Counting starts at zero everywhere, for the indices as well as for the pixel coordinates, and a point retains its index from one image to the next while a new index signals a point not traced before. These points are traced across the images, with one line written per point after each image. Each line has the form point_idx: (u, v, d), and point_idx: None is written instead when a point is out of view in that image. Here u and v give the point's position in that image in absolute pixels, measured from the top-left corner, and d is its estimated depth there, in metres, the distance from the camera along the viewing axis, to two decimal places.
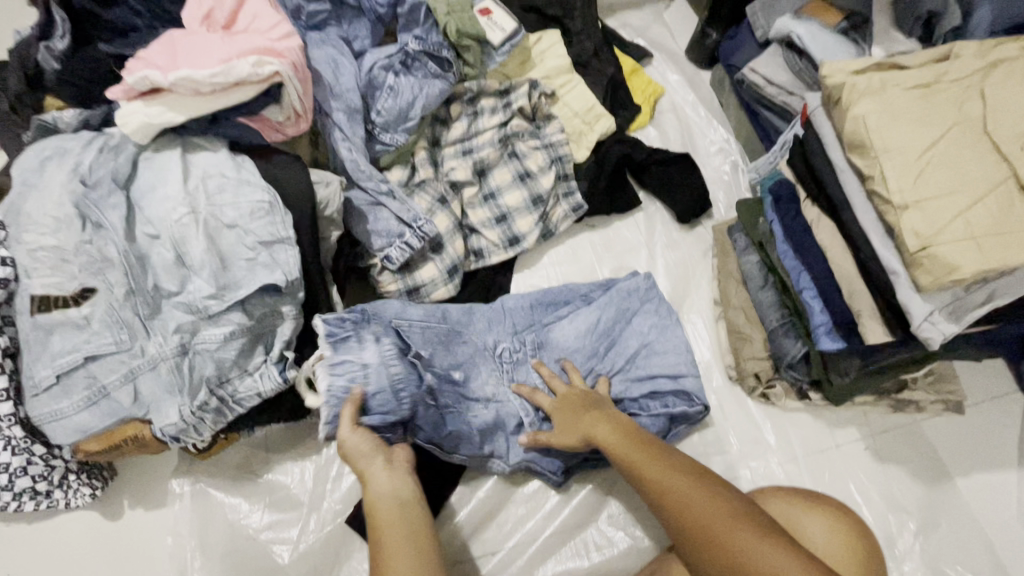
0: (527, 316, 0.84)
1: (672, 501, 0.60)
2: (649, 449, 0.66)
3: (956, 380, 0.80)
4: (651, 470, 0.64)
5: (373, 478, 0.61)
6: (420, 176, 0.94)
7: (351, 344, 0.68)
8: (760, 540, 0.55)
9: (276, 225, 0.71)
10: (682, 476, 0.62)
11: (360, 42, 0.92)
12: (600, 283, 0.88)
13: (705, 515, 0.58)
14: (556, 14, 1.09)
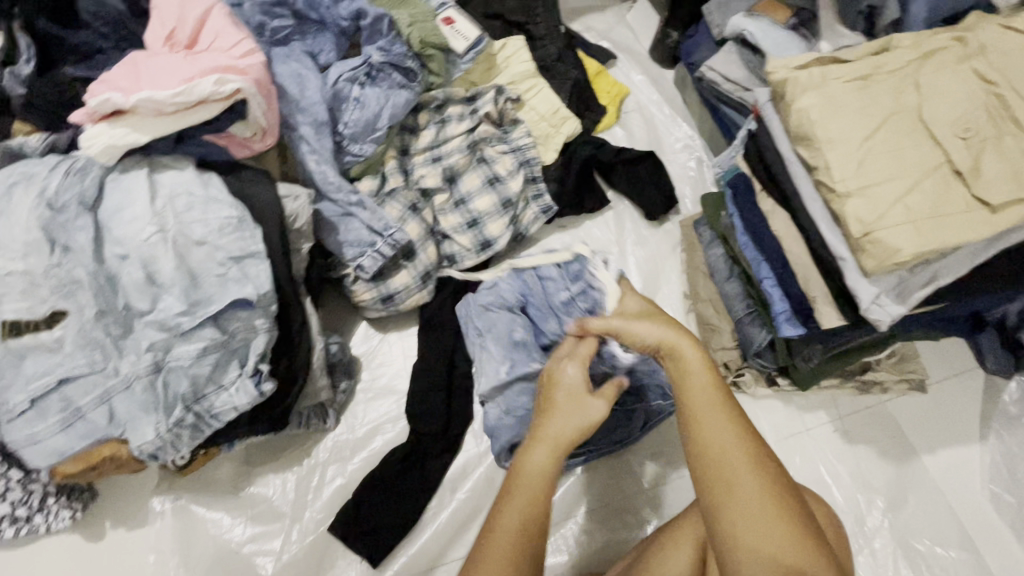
0: (501, 316, 0.80)
1: (727, 477, 0.50)
2: (723, 402, 0.54)
3: (918, 360, 0.82)
4: (713, 430, 0.52)
5: (550, 442, 0.56)
6: (391, 185, 0.94)
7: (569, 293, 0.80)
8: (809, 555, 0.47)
9: (246, 240, 0.72)
10: (747, 457, 0.51)
11: (325, 56, 0.94)
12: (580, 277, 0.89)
13: (759, 511, 0.48)
14: (519, 20, 1.11)
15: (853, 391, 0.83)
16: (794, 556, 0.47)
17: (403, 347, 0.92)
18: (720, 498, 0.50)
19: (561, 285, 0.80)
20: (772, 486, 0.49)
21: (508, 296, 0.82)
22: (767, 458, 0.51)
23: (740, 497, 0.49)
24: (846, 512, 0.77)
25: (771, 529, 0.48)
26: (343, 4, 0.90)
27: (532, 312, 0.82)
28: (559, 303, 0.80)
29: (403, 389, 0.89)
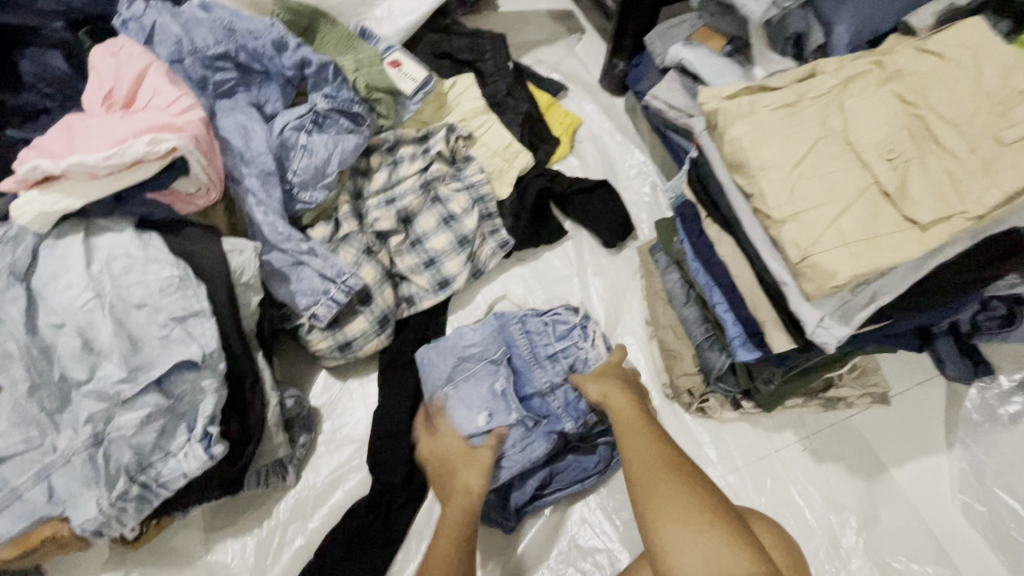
0: (482, 368, 0.82)
1: (645, 477, 0.61)
2: (644, 427, 0.68)
3: (878, 373, 0.82)
4: (634, 443, 0.66)
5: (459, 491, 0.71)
6: (344, 231, 0.93)
7: (548, 347, 0.84)
8: (726, 537, 0.53)
9: (189, 299, 0.70)
10: (660, 460, 0.62)
11: (271, 105, 0.94)
12: (550, 329, 0.86)
13: (673, 499, 0.57)
14: (467, 59, 1.13)
15: (818, 408, 0.82)
16: (711, 536, 0.54)
17: (364, 395, 0.90)
18: (642, 492, 0.60)
19: (547, 338, 0.85)
20: (685, 483, 0.59)
21: (491, 348, 0.83)
22: (684, 465, 0.62)
23: (657, 489, 0.59)
24: (819, 533, 0.76)
25: (686, 515, 0.55)
26: (287, 54, 0.91)
27: (516, 364, 0.83)
28: (544, 355, 0.84)
29: (365, 437, 0.87)
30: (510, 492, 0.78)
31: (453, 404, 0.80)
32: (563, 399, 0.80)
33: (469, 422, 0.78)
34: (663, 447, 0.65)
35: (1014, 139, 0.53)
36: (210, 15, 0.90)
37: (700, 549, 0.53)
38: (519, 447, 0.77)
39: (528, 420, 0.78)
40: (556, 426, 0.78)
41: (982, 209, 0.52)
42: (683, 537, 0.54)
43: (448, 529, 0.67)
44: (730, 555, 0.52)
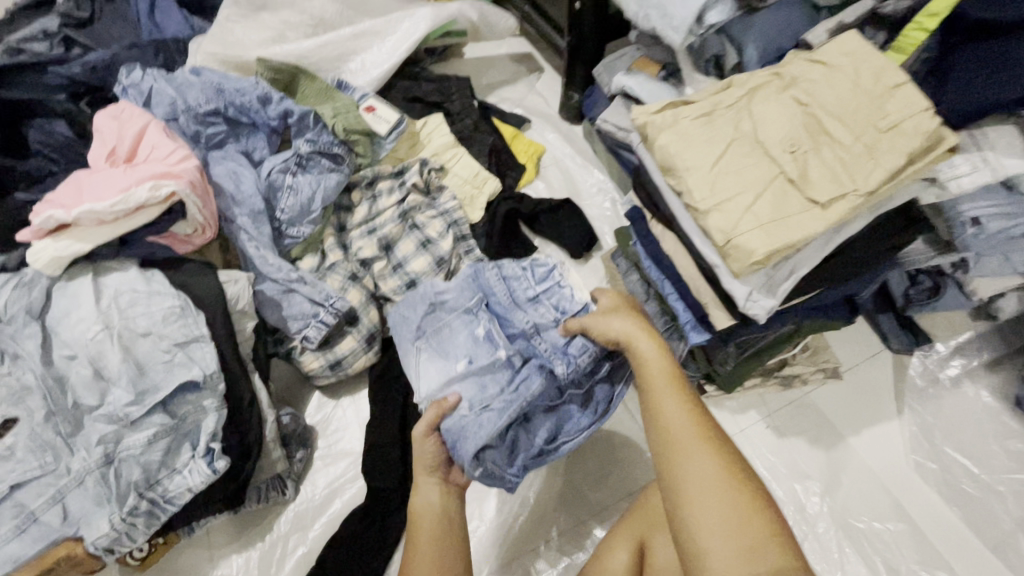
0: (456, 317, 0.73)
1: (681, 455, 0.50)
2: (680, 385, 0.56)
3: (829, 350, 0.89)
4: (664, 405, 0.54)
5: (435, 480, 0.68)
6: (331, 260, 1.01)
7: (528, 290, 0.73)
8: (773, 535, 0.45)
9: (189, 325, 0.77)
10: (701, 431, 0.51)
11: (258, 153, 1.04)
12: (529, 275, 0.74)
13: (717, 489, 0.47)
14: (436, 100, 1.25)
15: (777, 387, 0.89)
16: (755, 534, 0.45)
17: (356, 411, 0.96)
18: (677, 472, 0.49)
19: (527, 282, 0.73)
20: (730, 466, 0.49)
21: (464, 295, 0.74)
22: (726, 442, 0.51)
23: (696, 473, 0.49)
24: (786, 501, 0.81)
25: (725, 501, 0.47)
26: (272, 106, 1.01)
27: (495, 310, 0.73)
28: (524, 299, 0.73)
29: (359, 449, 0.93)
30: (512, 447, 0.69)
31: (429, 355, 0.72)
32: (550, 341, 0.69)
33: (453, 370, 0.70)
34: (702, 413, 0.53)
35: (889, 126, 0.62)
36: (200, 78, 1.02)
37: (738, 539, 0.45)
38: (508, 391, 0.68)
39: (514, 358, 0.70)
40: (545, 364, 0.68)
41: (869, 186, 0.61)
42: (726, 535, 0.45)
43: (429, 523, 0.65)
44: (771, 548, 0.45)
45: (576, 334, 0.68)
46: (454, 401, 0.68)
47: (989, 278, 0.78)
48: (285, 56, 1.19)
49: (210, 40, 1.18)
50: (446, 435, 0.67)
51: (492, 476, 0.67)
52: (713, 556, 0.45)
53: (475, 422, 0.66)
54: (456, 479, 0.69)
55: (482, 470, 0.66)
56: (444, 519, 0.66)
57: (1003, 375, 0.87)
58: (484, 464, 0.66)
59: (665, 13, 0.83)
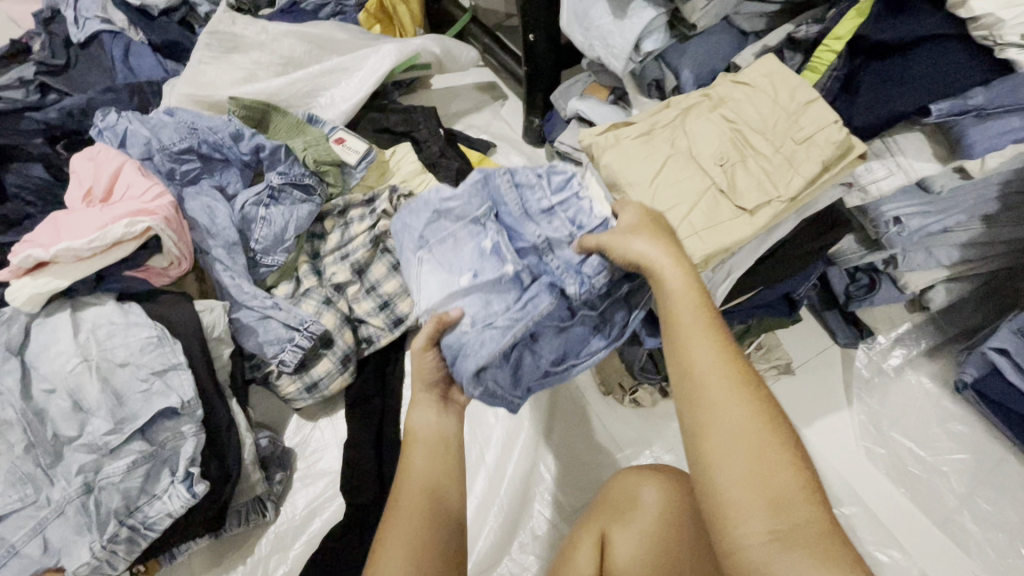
0: (463, 227, 0.68)
1: (710, 403, 0.48)
2: (711, 323, 0.53)
3: (781, 347, 0.95)
4: (694, 345, 0.51)
5: (433, 401, 0.69)
6: (305, 286, 1.05)
7: (541, 202, 0.69)
8: (799, 485, 0.45)
9: (166, 354, 0.80)
10: (730, 377, 0.49)
11: (232, 187, 1.09)
12: (546, 186, 0.70)
13: (744, 437, 0.46)
14: (404, 130, 1.31)
15: None
16: (782, 486, 0.45)
17: (334, 430, 0.99)
18: (703, 418, 0.48)
19: (542, 192, 0.70)
20: (758, 415, 0.48)
21: (472, 201, 0.68)
22: (759, 387, 0.49)
23: (723, 422, 0.48)
24: None
25: (755, 452, 0.46)
26: (244, 142, 1.07)
27: (504, 221, 0.68)
28: (537, 211, 0.69)
29: (337, 468, 0.96)
30: (516, 369, 0.67)
31: (430, 266, 0.68)
32: (563, 259, 0.66)
33: (456, 283, 0.66)
34: (734, 355, 0.51)
35: (804, 138, 0.69)
36: (174, 118, 1.07)
37: (764, 493, 0.45)
38: (517, 308, 0.64)
39: (523, 274, 0.66)
40: (558, 283, 0.65)
41: (790, 192, 0.68)
42: (750, 486, 0.45)
43: (424, 440, 0.66)
44: (797, 503, 0.45)
45: (593, 253, 0.65)
46: (456, 316, 0.64)
47: (916, 272, 0.85)
48: (255, 94, 1.25)
49: (184, 82, 1.25)
50: (445, 350, 0.65)
51: (492, 396, 0.65)
52: (735, 506, 0.45)
53: (478, 339, 0.62)
54: (457, 396, 0.71)
55: (483, 389, 0.64)
56: (442, 434, 0.67)
57: (943, 362, 0.94)
58: (485, 383, 0.64)
59: (606, 42, 0.89)
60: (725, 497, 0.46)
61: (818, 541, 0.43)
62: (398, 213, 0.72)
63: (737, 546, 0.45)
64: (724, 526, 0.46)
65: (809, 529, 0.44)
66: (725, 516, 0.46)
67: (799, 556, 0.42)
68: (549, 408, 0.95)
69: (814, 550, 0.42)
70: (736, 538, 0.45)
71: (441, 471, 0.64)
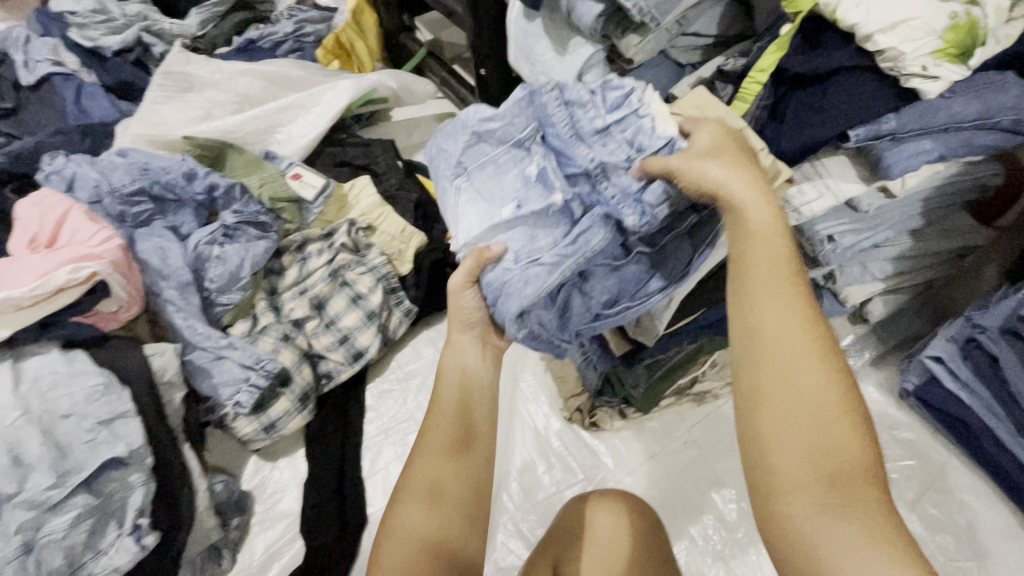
0: (505, 153, 0.67)
1: (778, 365, 0.48)
2: (792, 285, 0.51)
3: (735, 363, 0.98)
4: (771, 306, 0.50)
5: (462, 350, 0.68)
6: (262, 323, 1.05)
7: (597, 121, 0.64)
8: (861, 459, 0.46)
9: (114, 402, 0.79)
10: (808, 347, 0.49)
11: (185, 227, 1.08)
12: (604, 104, 0.65)
13: (814, 405, 0.47)
14: (363, 163, 1.33)
15: (691, 404, 0.97)
16: (843, 458, 0.46)
17: (293, 470, 0.97)
18: (767, 378, 0.48)
19: (595, 112, 0.65)
20: (830, 386, 0.47)
21: (518, 126, 0.67)
22: (835, 358, 0.49)
23: (791, 387, 0.48)
24: (707, 512, 0.88)
25: (817, 420, 0.46)
26: (197, 182, 1.06)
27: (553, 146, 0.66)
28: (590, 133, 0.64)
29: (296, 510, 0.93)
30: (566, 309, 0.65)
31: (469, 196, 0.67)
32: (619, 187, 0.61)
33: (499, 215, 0.65)
34: (811, 323, 0.50)
35: None
36: (127, 160, 1.08)
37: (816, 463, 0.45)
38: (568, 241, 0.61)
39: (573, 204, 0.63)
40: (616, 214, 0.60)
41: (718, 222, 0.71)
42: (809, 454, 0.46)
43: (447, 398, 0.65)
44: (852, 478, 0.45)
45: (658, 178, 0.59)
46: (499, 252, 0.64)
47: (855, 286, 0.89)
48: (210, 132, 1.26)
49: (137, 122, 1.24)
50: (486, 290, 0.64)
51: (535, 336, 0.64)
52: (789, 470, 0.46)
53: (522, 278, 0.61)
54: (494, 341, 0.70)
55: (526, 331, 0.63)
56: (469, 385, 0.67)
57: (887, 372, 0.98)
58: (529, 326, 0.63)
59: (549, 76, 0.94)
60: (781, 457, 0.46)
61: (865, 515, 0.44)
62: (433, 139, 0.72)
63: (784, 507, 0.46)
64: (776, 487, 0.46)
65: (864, 505, 0.44)
66: (777, 478, 0.46)
67: (850, 530, 0.44)
68: (510, 436, 0.96)
69: (860, 525, 0.44)
70: (785, 499, 0.46)
71: (449, 454, 0.63)
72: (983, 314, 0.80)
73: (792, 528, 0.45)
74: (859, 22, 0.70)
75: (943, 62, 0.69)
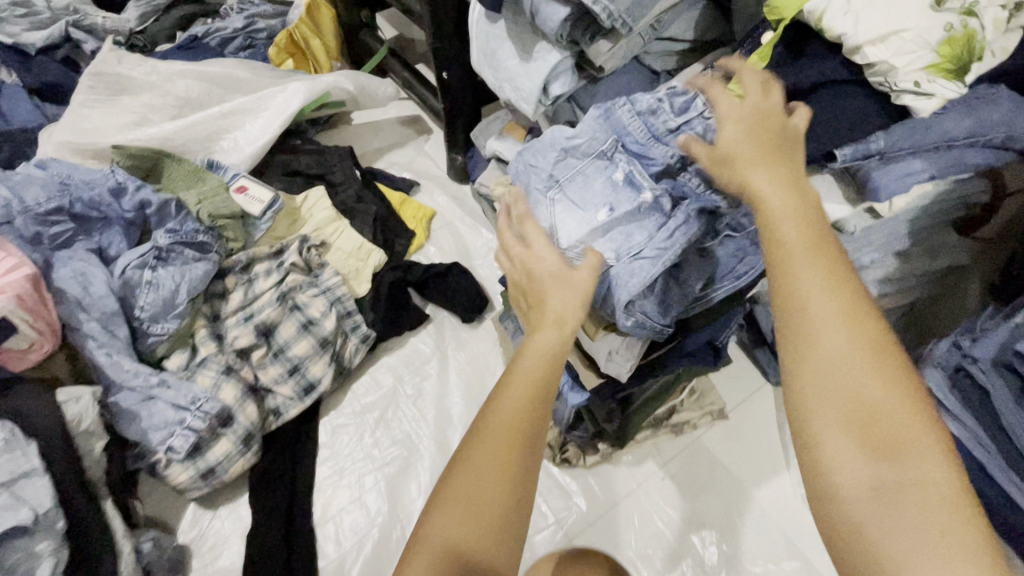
0: (591, 164, 0.67)
1: (813, 340, 0.42)
2: (824, 252, 0.45)
3: (713, 392, 0.93)
4: (803, 277, 0.44)
5: (553, 323, 0.55)
6: (201, 355, 0.95)
7: (669, 123, 0.66)
8: (924, 435, 0.39)
9: (18, 459, 0.69)
10: (848, 313, 0.42)
11: (115, 247, 0.97)
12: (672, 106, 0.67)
13: (856, 380, 0.40)
14: (318, 172, 1.23)
15: (669, 435, 0.91)
16: (896, 436, 0.39)
17: (235, 520, 0.88)
18: (805, 358, 0.42)
19: (666, 114, 0.66)
20: (872, 351, 0.42)
21: (598, 139, 0.67)
22: (879, 329, 0.43)
23: (826, 358, 0.42)
24: (686, 556, 0.83)
25: (863, 398, 0.40)
26: (126, 199, 0.97)
27: (632, 152, 0.67)
28: (663, 132, 0.66)
29: (239, 565, 0.85)
30: (670, 293, 0.64)
31: (564, 206, 0.66)
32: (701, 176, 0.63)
33: (593, 219, 0.64)
34: (850, 285, 0.44)
35: None
36: (47, 172, 0.99)
37: (865, 446, 0.39)
38: (663, 230, 0.61)
39: (662, 200, 0.63)
40: (704, 198, 0.61)
41: None
42: (855, 432, 0.40)
43: (520, 383, 0.50)
44: (916, 461, 0.38)
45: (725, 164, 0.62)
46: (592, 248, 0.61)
47: None
48: (145, 140, 1.14)
49: (63, 128, 1.12)
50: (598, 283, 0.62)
51: (646, 326, 0.63)
52: (833, 450, 0.40)
53: (628, 270, 0.60)
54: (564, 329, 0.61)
55: (633, 321, 0.62)
56: (547, 373, 0.51)
57: None
58: (636, 314, 0.62)
59: (514, 85, 0.86)
60: (823, 438, 0.41)
61: (939, 503, 0.37)
62: (519, 156, 0.71)
63: (831, 494, 0.40)
64: (820, 473, 0.40)
65: (927, 488, 0.37)
66: (819, 461, 0.40)
67: (917, 520, 0.37)
68: None
69: (931, 517, 0.37)
70: (833, 487, 0.40)
71: (502, 460, 0.46)
72: (971, 343, 0.76)
73: (842, 520, 0.39)
74: (848, 32, 0.63)
75: (937, 78, 0.63)
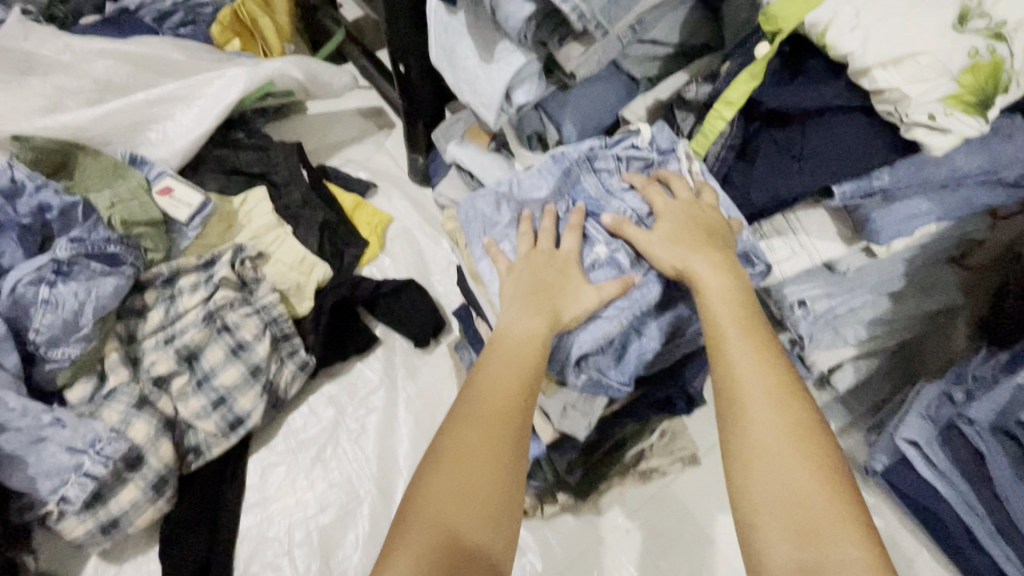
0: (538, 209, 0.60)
1: (744, 417, 0.43)
2: (757, 334, 0.46)
3: (686, 434, 0.85)
4: (734, 358, 0.45)
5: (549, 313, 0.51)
6: (110, 384, 0.82)
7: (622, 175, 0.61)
8: (845, 516, 0.38)
9: None
10: (774, 392, 0.43)
11: (9, 257, 0.84)
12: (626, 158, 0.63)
13: (782, 461, 0.40)
14: (260, 170, 1.09)
15: (638, 482, 0.83)
16: (818, 519, 0.38)
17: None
18: (737, 437, 0.42)
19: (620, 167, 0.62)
20: (802, 431, 0.41)
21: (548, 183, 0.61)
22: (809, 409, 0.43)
23: (756, 437, 0.42)
24: None
25: (787, 478, 0.40)
26: (21, 202, 0.85)
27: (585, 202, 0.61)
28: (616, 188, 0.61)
29: None
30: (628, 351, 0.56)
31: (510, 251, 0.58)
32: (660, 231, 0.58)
33: None
34: (779, 370, 0.44)
35: None
36: None
37: (789, 527, 0.39)
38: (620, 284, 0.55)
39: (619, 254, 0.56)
40: None
41: None
42: (781, 510, 0.39)
43: (509, 355, 0.48)
44: (836, 543, 0.37)
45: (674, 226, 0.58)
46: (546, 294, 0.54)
47: (826, 352, 0.75)
48: (55, 129, 0.99)
49: None
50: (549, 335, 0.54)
51: (598, 385, 0.55)
52: (761, 533, 0.39)
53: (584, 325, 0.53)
54: None
55: (585, 378, 0.54)
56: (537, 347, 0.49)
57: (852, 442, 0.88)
58: (589, 371, 0.54)
59: (473, 89, 0.75)
60: (754, 519, 0.40)
61: None
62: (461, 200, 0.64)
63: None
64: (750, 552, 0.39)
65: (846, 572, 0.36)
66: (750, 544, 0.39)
67: None
68: None
69: None
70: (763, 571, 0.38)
71: (495, 426, 0.45)
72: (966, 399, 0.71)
73: None
74: (855, 51, 0.54)
75: (954, 111, 0.54)
